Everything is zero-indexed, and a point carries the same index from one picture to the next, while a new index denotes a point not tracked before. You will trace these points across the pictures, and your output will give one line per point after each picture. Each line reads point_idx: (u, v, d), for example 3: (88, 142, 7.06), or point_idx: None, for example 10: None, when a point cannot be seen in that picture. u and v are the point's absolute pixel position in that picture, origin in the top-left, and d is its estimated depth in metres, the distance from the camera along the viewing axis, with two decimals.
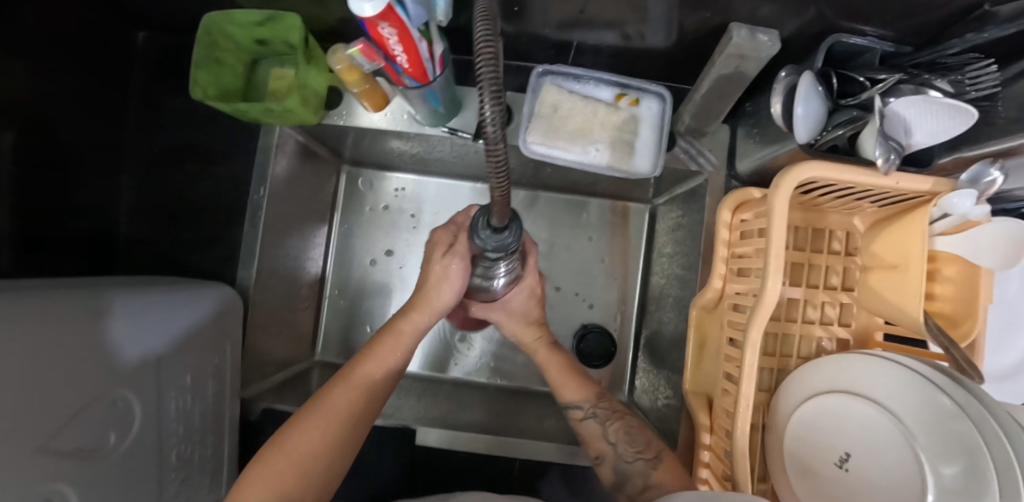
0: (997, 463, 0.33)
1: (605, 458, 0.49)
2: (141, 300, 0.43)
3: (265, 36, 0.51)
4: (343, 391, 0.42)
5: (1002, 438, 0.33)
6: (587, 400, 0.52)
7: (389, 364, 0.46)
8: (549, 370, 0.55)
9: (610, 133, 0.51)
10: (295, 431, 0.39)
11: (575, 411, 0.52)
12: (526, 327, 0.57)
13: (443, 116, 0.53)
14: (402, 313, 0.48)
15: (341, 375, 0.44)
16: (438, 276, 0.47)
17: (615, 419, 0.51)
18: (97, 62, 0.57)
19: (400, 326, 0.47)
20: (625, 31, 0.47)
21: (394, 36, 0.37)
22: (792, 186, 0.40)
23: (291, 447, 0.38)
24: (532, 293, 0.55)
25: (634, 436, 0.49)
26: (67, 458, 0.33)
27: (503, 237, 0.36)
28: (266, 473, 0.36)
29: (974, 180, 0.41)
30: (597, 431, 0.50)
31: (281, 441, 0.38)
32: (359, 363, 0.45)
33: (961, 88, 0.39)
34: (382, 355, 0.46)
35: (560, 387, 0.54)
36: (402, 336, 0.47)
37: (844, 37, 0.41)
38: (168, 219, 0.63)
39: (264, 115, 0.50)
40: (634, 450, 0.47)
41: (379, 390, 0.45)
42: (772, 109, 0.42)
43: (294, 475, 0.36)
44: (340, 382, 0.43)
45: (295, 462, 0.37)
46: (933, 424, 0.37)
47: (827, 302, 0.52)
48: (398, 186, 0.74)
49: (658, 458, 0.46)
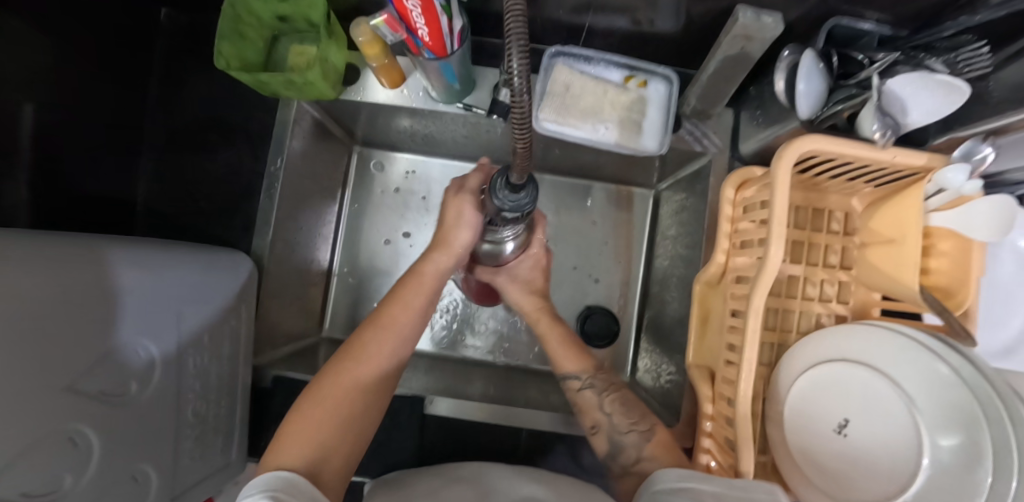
0: (990, 422, 0.35)
1: (599, 428, 0.49)
2: (164, 258, 0.44)
3: (286, 13, 0.52)
4: (368, 342, 0.46)
5: (994, 399, 0.35)
6: (585, 372, 0.53)
7: (412, 314, 0.49)
8: (547, 339, 0.57)
9: (619, 113, 0.53)
10: (327, 380, 0.43)
11: (573, 383, 0.53)
12: (528, 296, 0.60)
13: (458, 93, 0.55)
14: (426, 255, 0.52)
15: (368, 324, 0.48)
16: (455, 217, 0.51)
17: (611, 391, 0.52)
18: (121, 34, 0.59)
19: (423, 269, 0.51)
20: (634, 15, 0.50)
21: (417, 8, 0.39)
22: (793, 158, 0.42)
23: (324, 399, 0.41)
24: (537, 264, 0.60)
25: (629, 408, 0.50)
26: (89, 400, 0.34)
27: (520, 197, 0.38)
28: (303, 426, 0.39)
29: (968, 155, 0.44)
30: (592, 401, 0.51)
31: (313, 395, 0.42)
32: (383, 316, 0.48)
33: (957, 67, 0.41)
34: (405, 301, 0.49)
35: (558, 357, 0.55)
36: (426, 277, 0.51)
37: (845, 20, 0.43)
38: (186, 191, 0.65)
39: (284, 88, 0.52)
40: (628, 422, 0.48)
41: (404, 339, 0.48)
42: (776, 85, 0.44)
43: (329, 426, 0.40)
44: (366, 334, 0.46)
45: (329, 408, 0.41)
46: (920, 380, 0.40)
47: (827, 280, 0.53)
48: (408, 168, 0.76)
49: (650, 430, 0.47)
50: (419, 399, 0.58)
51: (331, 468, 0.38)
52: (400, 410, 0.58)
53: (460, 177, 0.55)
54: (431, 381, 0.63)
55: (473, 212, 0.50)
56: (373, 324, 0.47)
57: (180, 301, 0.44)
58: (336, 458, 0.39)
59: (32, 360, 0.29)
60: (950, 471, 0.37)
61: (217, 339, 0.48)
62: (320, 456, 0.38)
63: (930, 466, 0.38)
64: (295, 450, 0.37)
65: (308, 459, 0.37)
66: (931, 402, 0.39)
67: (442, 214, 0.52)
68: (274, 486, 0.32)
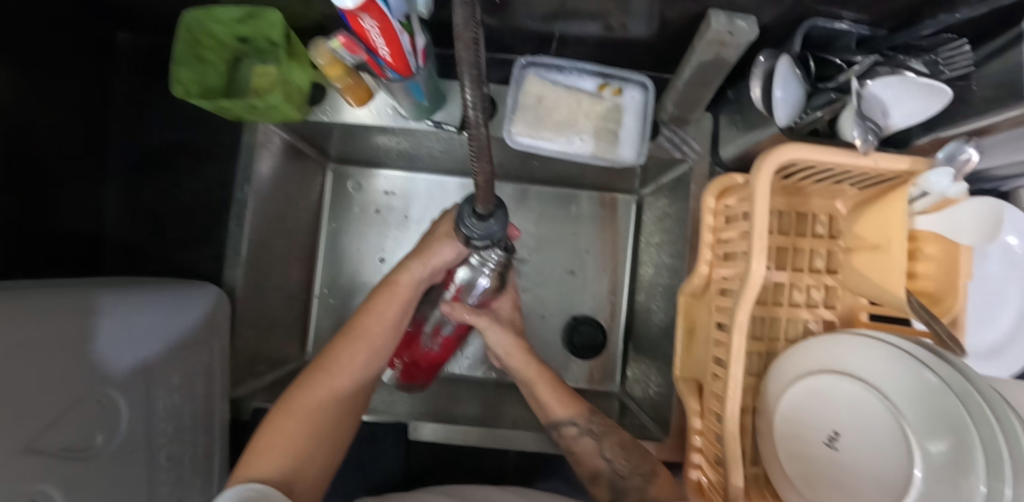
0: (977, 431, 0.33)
1: (600, 476, 0.48)
2: (128, 299, 0.43)
3: (246, 33, 0.50)
4: (347, 351, 0.46)
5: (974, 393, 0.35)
6: (580, 416, 0.51)
7: (386, 323, 0.49)
8: (538, 385, 0.53)
9: (594, 123, 0.52)
10: (300, 391, 0.43)
11: (569, 429, 0.51)
12: (511, 337, 0.56)
13: (428, 110, 0.53)
14: (403, 264, 0.51)
15: (345, 332, 0.48)
16: (445, 228, 0.50)
17: (609, 434, 0.50)
18: (78, 63, 0.56)
19: (398, 280, 0.50)
20: (607, 22, 0.48)
21: (375, 28, 0.37)
22: (773, 168, 0.40)
23: (299, 407, 0.41)
24: (514, 304, 0.59)
25: (628, 451, 0.49)
26: (53, 458, 0.33)
27: (489, 225, 0.37)
28: (277, 436, 0.39)
29: (951, 158, 0.42)
30: (592, 449, 0.50)
31: (286, 403, 0.42)
32: (359, 324, 0.48)
33: (937, 68, 0.40)
34: (380, 312, 0.49)
35: (546, 406, 0.53)
36: (400, 287, 0.50)
37: (821, 21, 0.41)
38: (155, 220, 0.63)
39: (248, 112, 0.50)
40: (631, 466, 0.47)
41: (380, 348, 0.48)
42: (752, 93, 0.43)
43: (303, 436, 0.40)
44: (345, 341, 0.47)
45: (301, 421, 0.41)
46: (888, 371, 0.41)
47: (813, 286, 0.52)
48: (387, 188, 0.74)
49: (654, 473, 0.46)
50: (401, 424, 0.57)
51: (305, 482, 0.38)
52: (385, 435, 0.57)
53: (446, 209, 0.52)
54: (416, 403, 0.62)
55: (453, 246, 0.49)
56: (350, 332, 0.48)
57: (146, 342, 0.42)
58: (310, 470, 0.39)
59: None
60: (935, 474, 0.35)
61: (187, 377, 0.47)
62: (294, 469, 0.38)
63: (922, 477, 0.36)
64: (263, 465, 0.37)
65: (281, 469, 0.37)
66: (900, 394, 0.39)
67: (433, 228, 0.51)
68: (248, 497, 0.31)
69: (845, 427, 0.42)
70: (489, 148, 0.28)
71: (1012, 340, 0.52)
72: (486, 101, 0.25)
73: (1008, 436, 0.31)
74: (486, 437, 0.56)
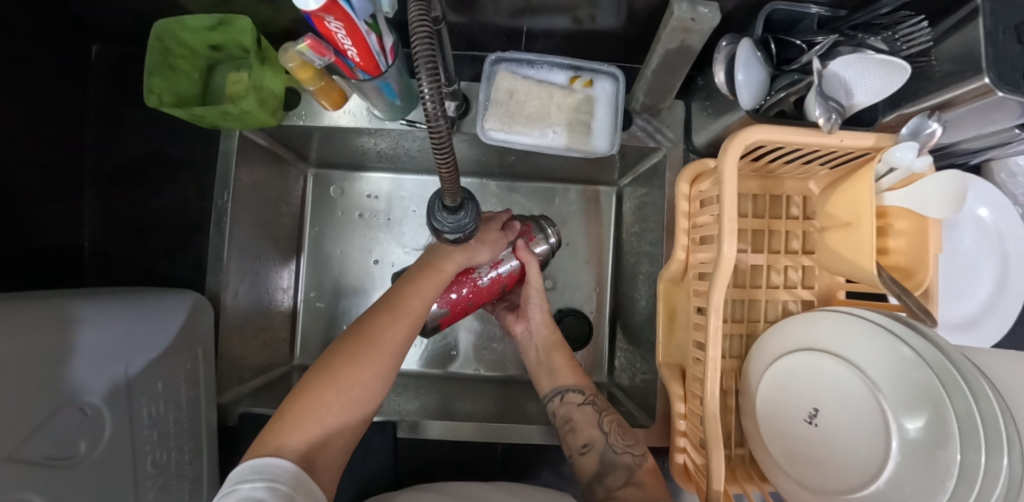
0: (958, 413, 0.34)
1: (593, 446, 0.49)
2: (108, 308, 0.43)
3: (217, 41, 0.51)
4: (388, 327, 0.45)
5: (953, 372, 0.35)
6: (588, 388, 0.55)
7: (424, 304, 0.48)
8: (558, 351, 0.59)
9: (567, 115, 0.52)
10: (340, 362, 0.41)
11: (574, 395, 0.54)
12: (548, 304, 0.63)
13: (401, 110, 0.54)
14: (448, 253, 0.51)
15: (387, 307, 0.47)
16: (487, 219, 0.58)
17: (609, 411, 0.52)
18: (51, 77, 0.57)
19: (443, 267, 0.51)
20: (575, 15, 0.49)
21: (341, 29, 0.37)
22: (740, 149, 0.41)
23: (339, 380, 0.40)
24: None
25: (625, 430, 0.50)
26: (32, 467, 0.33)
27: (460, 217, 0.37)
28: (313, 404, 0.39)
29: (916, 132, 0.42)
30: (592, 419, 0.51)
31: (324, 373, 0.41)
32: (401, 302, 0.47)
33: (896, 45, 0.41)
34: (421, 292, 0.49)
35: (558, 372, 0.57)
36: (440, 272, 0.50)
37: (782, 4, 0.42)
38: (136, 231, 0.63)
39: (221, 119, 0.50)
40: (624, 442, 0.48)
41: (416, 328, 0.48)
42: (716, 77, 0.43)
43: (338, 409, 0.39)
44: (388, 315, 0.46)
45: (341, 392, 0.40)
46: (866, 347, 0.40)
47: (790, 267, 0.53)
48: (370, 191, 0.75)
49: (644, 455, 0.48)
50: (389, 423, 0.57)
51: (328, 459, 0.38)
52: (371, 437, 0.57)
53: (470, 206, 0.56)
54: (405, 401, 0.62)
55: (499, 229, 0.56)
56: (391, 308, 0.47)
57: (128, 350, 0.42)
58: (334, 447, 0.39)
59: None
60: (917, 451, 0.35)
61: (171, 384, 0.47)
62: (320, 442, 0.37)
63: (899, 450, 0.36)
64: (296, 434, 0.36)
65: (311, 443, 0.37)
66: (876, 369, 0.39)
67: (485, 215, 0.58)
68: (279, 476, 0.32)
69: (823, 403, 0.42)
70: (452, 147, 0.29)
71: (989, 311, 0.52)
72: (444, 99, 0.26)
73: (992, 422, 0.33)
74: (484, 431, 0.57)
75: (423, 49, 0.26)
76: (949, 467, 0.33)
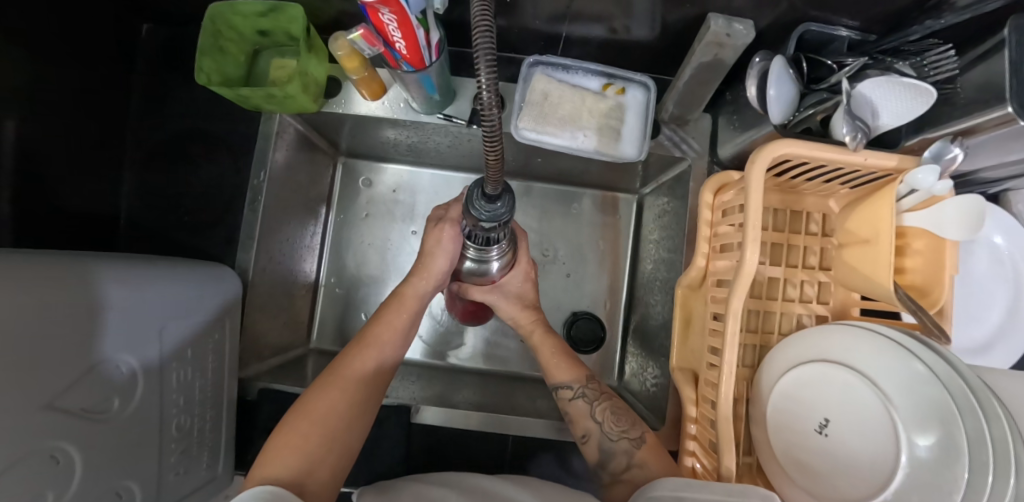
0: (970, 438, 0.34)
1: (590, 436, 0.50)
2: (150, 270, 0.44)
3: (266, 27, 0.53)
4: (356, 358, 0.48)
5: (967, 396, 0.36)
6: (578, 381, 0.54)
7: (396, 332, 0.52)
8: (541, 352, 0.57)
9: (597, 120, 0.54)
10: (313, 397, 0.44)
11: (566, 391, 0.54)
12: (522, 310, 0.60)
13: (438, 103, 0.56)
14: (406, 279, 0.55)
15: (356, 342, 0.50)
16: (435, 241, 0.54)
17: (603, 399, 0.52)
18: (102, 51, 0.59)
19: (404, 292, 0.54)
20: (611, 25, 0.50)
21: (393, 22, 0.39)
22: (767, 160, 0.42)
23: (311, 411, 0.43)
24: (527, 276, 0.60)
25: (620, 417, 0.50)
26: (71, 417, 0.34)
27: (496, 206, 0.38)
28: (292, 437, 0.41)
29: (938, 157, 0.43)
30: (583, 411, 0.52)
31: (301, 410, 0.43)
32: (371, 334, 0.51)
33: (924, 71, 0.42)
34: (391, 322, 0.52)
35: (553, 368, 0.56)
36: (407, 301, 0.54)
37: (814, 26, 0.45)
38: (171, 206, 0.65)
39: (265, 102, 0.52)
40: (618, 429, 0.49)
41: (387, 358, 0.50)
42: (749, 91, 0.45)
43: (317, 440, 0.41)
44: (354, 351, 0.49)
45: (316, 425, 0.42)
46: (876, 359, 0.41)
47: (806, 281, 0.54)
48: (393, 185, 0.76)
49: (640, 438, 0.48)
50: (404, 408, 0.59)
51: (317, 481, 0.40)
52: (384, 421, 0.59)
53: (442, 208, 0.57)
54: (416, 390, 0.64)
55: (454, 232, 0.53)
56: (361, 340, 0.50)
57: (164, 315, 0.44)
58: (322, 471, 0.40)
59: (20, 377, 0.29)
60: (925, 469, 0.36)
61: (197, 352, 0.48)
62: (305, 470, 0.39)
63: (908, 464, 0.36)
64: (276, 467, 0.38)
65: (293, 472, 0.38)
66: (888, 380, 0.39)
67: (423, 241, 0.54)
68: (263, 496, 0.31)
69: (833, 413, 0.41)
70: (503, 144, 0.29)
71: (1000, 336, 0.53)
72: (501, 95, 0.25)
73: (1000, 443, 0.33)
74: (491, 421, 0.58)
75: (483, 45, 0.25)
76: (956, 482, 0.34)
